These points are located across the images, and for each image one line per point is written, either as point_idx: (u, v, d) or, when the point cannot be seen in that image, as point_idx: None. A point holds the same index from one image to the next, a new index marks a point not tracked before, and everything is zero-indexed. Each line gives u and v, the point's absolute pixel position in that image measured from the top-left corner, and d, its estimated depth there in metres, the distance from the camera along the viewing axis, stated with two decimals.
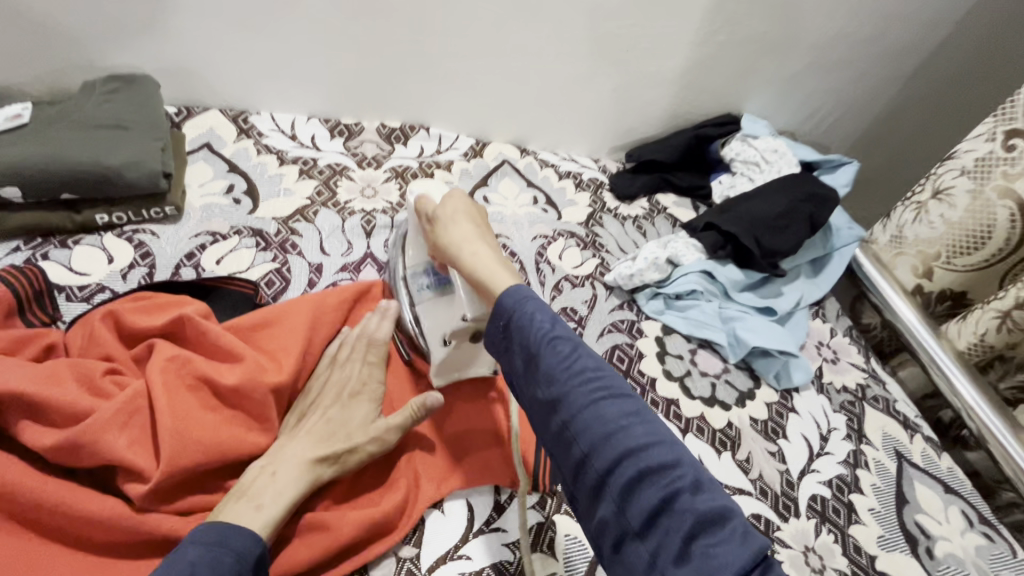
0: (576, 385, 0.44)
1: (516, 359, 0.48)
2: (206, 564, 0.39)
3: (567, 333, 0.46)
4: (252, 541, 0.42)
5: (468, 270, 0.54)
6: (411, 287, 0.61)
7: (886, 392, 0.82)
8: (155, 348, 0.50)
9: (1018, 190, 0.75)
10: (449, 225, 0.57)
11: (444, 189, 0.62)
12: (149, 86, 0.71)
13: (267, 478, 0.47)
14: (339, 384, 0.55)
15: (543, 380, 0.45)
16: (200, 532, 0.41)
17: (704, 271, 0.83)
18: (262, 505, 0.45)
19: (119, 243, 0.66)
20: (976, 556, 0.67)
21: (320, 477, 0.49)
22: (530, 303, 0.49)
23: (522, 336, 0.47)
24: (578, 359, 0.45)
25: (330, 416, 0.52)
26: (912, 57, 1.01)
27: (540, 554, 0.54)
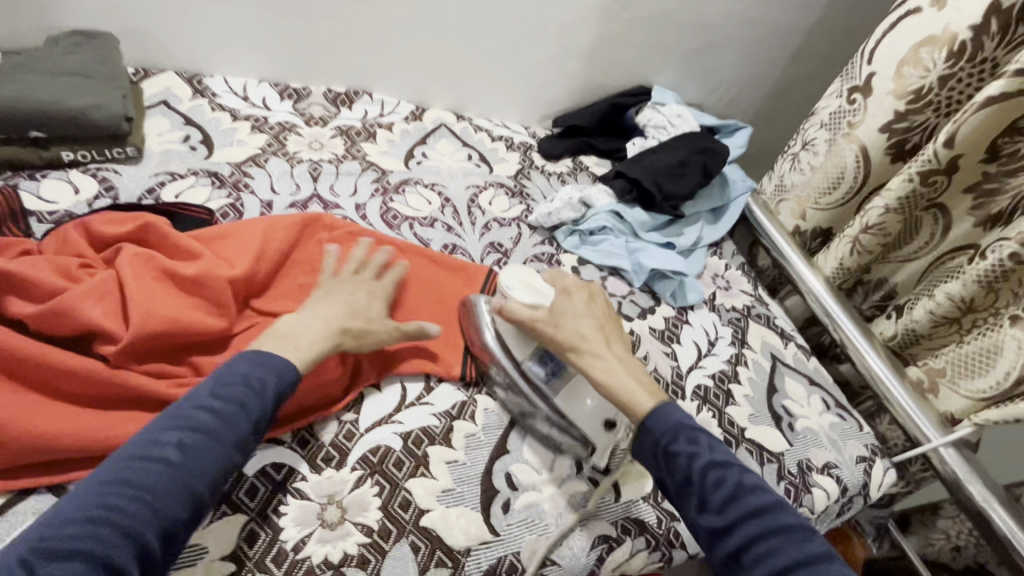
0: (745, 512, 0.49)
1: (672, 483, 0.53)
2: (257, 376, 0.50)
3: (723, 458, 0.53)
4: (289, 368, 0.53)
5: (613, 381, 0.59)
6: (535, 381, 0.62)
7: (768, 311, 0.97)
8: (124, 247, 0.58)
9: (860, 135, 0.89)
10: (574, 333, 0.62)
11: (534, 280, 0.66)
12: (110, 43, 0.79)
13: (300, 331, 0.57)
14: (356, 282, 0.65)
15: (707, 507, 0.51)
16: (252, 353, 0.53)
17: (614, 211, 0.96)
18: (297, 346, 0.55)
19: (85, 178, 0.73)
20: (830, 429, 0.81)
21: (341, 342, 0.59)
22: (679, 427, 0.55)
23: (677, 464, 0.53)
24: (742, 491, 0.50)
25: (353, 297, 0.63)
26: (794, 37, 1.18)
27: (462, 420, 0.64)
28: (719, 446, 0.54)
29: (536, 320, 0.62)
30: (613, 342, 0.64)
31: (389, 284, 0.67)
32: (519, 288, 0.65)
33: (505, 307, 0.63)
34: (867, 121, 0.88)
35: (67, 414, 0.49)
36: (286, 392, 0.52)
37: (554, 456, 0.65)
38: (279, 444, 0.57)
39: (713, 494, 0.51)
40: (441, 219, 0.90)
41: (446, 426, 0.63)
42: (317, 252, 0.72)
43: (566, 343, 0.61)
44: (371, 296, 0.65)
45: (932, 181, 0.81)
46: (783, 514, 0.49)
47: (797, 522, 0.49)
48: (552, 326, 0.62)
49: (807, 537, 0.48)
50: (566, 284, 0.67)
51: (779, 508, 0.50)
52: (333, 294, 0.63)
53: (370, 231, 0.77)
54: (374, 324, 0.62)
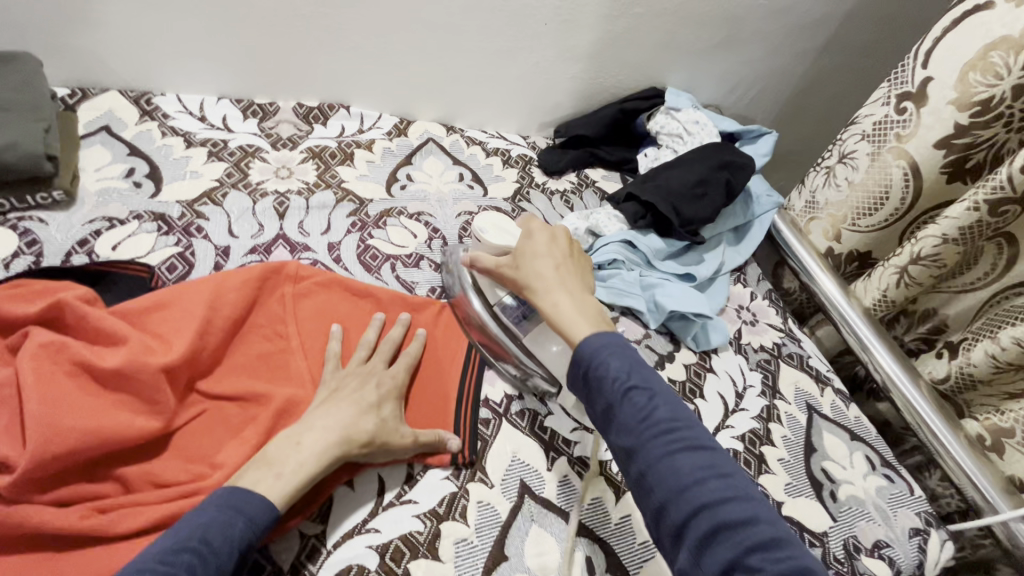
0: (652, 436, 0.45)
1: (591, 404, 0.49)
2: (218, 526, 0.42)
3: (645, 380, 0.48)
4: (265, 509, 0.44)
5: (551, 316, 0.55)
6: (507, 319, 0.64)
7: (800, 349, 0.86)
8: (29, 335, 0.47)
9: (911, 151, 0.77)
10: (531, 271, 0.58)
11: (508, 229, 0.66)
12: (32, 65, 0.67)
13: (293, 446, 0.49)
14: (364, 375, 0.57)
15: (621, 428, 0.46)
16: (217, 496, 0.44)
17: (625, 240, 0.84)
18: (281, 474, 0.47)
19: (3, 232, 0.62)
20: (877, 496, 0.71)
21: (345, 456, 0.50)
22: (615, 352, 0.49)
23: (597, 386, 0.49)
24: (655, 409, 0.46)
25: (359, 394, 0.54)
26: (826, 29, 1.04)
27: (450, 521, 0.54)
28: (646, 366, 0.49)
29: (500, 264, 0.62)
30: (577, 278, 0.58)
31: (400, 373, 0.59)
32: (491, 232, 0.65)
33: (476, 259, 0.64)
34: (919, 134, 0.76)
35: None
36: (254, 541, 0.43)
37: (561, 561, 0.55)
38: None
39: (626, 412, 0.46)
40: (428, 257, 0.79)
41: (431, 531, 0.53)
42: (281, 314, 0.61)
43: (521, 280, 0.59)
44: (381, 390, 0.56)
45: (1003, 211, 0.69)
46: (693, 432, 0.45)
47: (706, 442, 0.45)
48: (513, 266, 0.60)
49: (716, 457, 0.44)
50: (532, 226, 0.62)
51: (690, 427, 0.46)
52: (341, 394, 0.54)
53: (343, 279, 0.66)
54: (386, 425, 0.53)
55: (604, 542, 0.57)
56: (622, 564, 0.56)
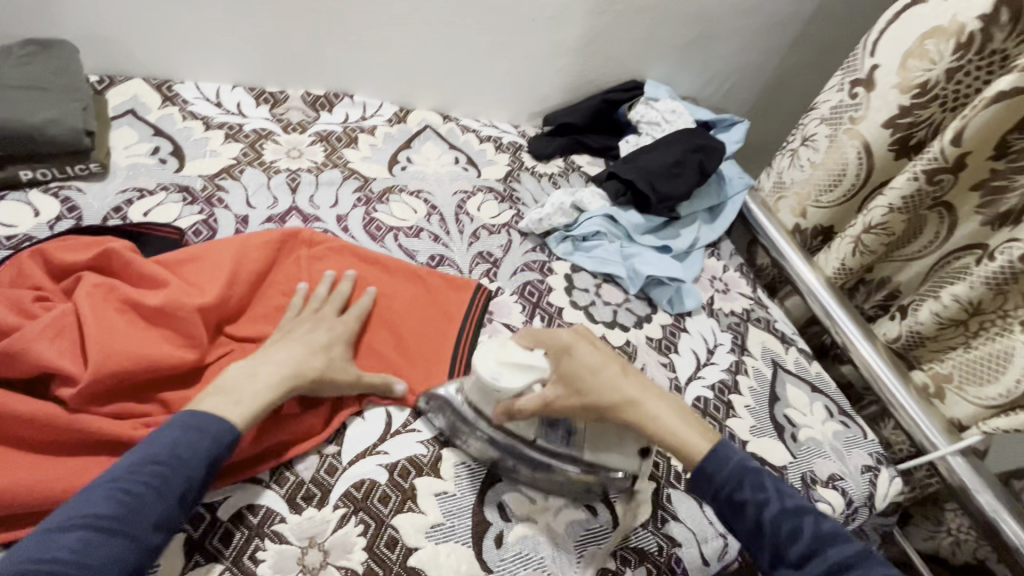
0: (829, 573, 0.45)
1: (739, 531, 0.50)
2: (184, 443, 0.46)
3: (795, 505, 0.50)
4: (227, 430, 0.49)
5: (660, 437, 0.55)
6: (558, 447, 0.57)
7: (768, 314, 0.94)
8: (82, 277, 0.54)
9: (863, 131, 0.86)
10: (604, 390, 0.55)
11: (515, 350, 0.56)
12: (69, 51, 0.75)
13: (250, 377, 0.54)
14: (315, 322, 0.62)
15: (784, 559, 0.47)
16: (181, 418, 0.48)
17: (608, 215, 0.92)
18: (239, 401, 0.51)
19: (46, 199, 0.69)
20: (834, 438, 0.79)
21: (295, 388, 0.55)
22: (746, 473, 0.51)
23: (745, 512, 0.50)
24: (822, 544, 0.47)
25: (310, 336, 0.60)
26: (791, 27, 1.14)
27: (451, 447, 0.61)
28: (786, 489, 0.51)
29: (552, 400, 0.55)
30: (637, 375, 0.58)
31: (351, 321, 0.65)
32: (506, 373, 0.55)
33: (514, 407, 0.55)
34: (869, 116, 0.85)
35: (21, 464, 0.46)
36: (220, 459, 0.48)
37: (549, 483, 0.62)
38: (257, 482, 0.54)
39: (792, 547, 0.47)
40: (428, 229, 0.86)
41: (434, 454, 0.60)
42: (298, 273, 0.69)
43: (601, 405, 0.55)
44: (332, 335, 0.62)
45: (938, 180, 0.77)
46: (869, 568, 0.46)
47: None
48: (577, 395, 0.55)
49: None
50: (561, 339, 0.58)
51: (863, 559, 0.46)
52: (292, 338, 0.59)
53: (355, 247, 0.73)
54: (333, 366, 0.59)
55: None
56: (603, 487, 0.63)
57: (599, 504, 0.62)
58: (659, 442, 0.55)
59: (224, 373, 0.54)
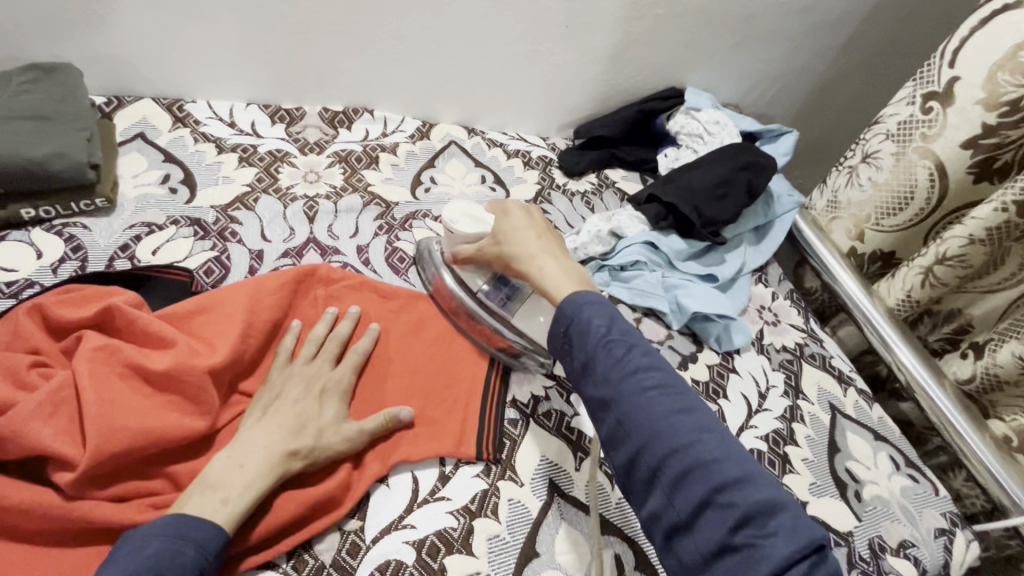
0: (628, 386, 0.47)
1: (570, 363, 0.52)
2: (168, 555, 0.41)
3: (620, 332, 0.50)
4: (216, 536, 0.43)
5: (537, 283, 0.58)
6: (493, 301, 0.67)
7: (823, 349, 0.86)
8: (83, 338, 0.49)
9: (937, 150, 0.77)
10: (512, 244, 0.61)
11: (477, 209, 0.68)
12: (73, 75, 0.70)
13: (237, 470, 0.47)
14: (308, 377, 0.57)
15: (595, 377, 0.49)
16: (162, 525, 0.42)
17: (647, 242, 0.85)
18: (228, 498, 0.46)
19: (50, 239, 0.65)
20: (902, 496, 0.71)
21: (288, 471, 0.49)
22: (587, 305, 0.52)
23: (573, 344, 0.51)
24: (631, 360, 0.48)
25: (301, 405, 0.53)
26: (847, 28, 1.04)
27: (483, 518, 0.56)
28: (616, 318, 0.51)
29: (482, 248, 0.65)
30: (558, 249, 0.62)
31: (347, 376, 0.59)
32: (463, 221, 0.67)
33: (457, 252, 0.67)
34: (946, 134, 0.76)
35: (16, 561, 0.42)
36: (209, 567, 0.42)
37: (592, 558, 0.56)
38: (273, 568, 0.50)
39: (600, 364, 0.48)
40: None
41: (465, 528, 0.54)
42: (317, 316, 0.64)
43: (507, 256, 0.62)
44: (324, 394, 0.56)
45: None
46: (665, 380, 0.47)
47: (676, 389, 0.47)
48: (495, 245, 0.63)
49: (683, 400, 0.46)
50: (505, 204, 0.64)
51: (659, 374, 0.47)
52: (282, 402, 0.53)
53: (377, 284, 0.68)
54: (325, 434, 0.53)
55: (629, 539, 0.58)
56: (650, 561, 0.57)
57: None
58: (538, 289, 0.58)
59: (207, 466, 0.48)
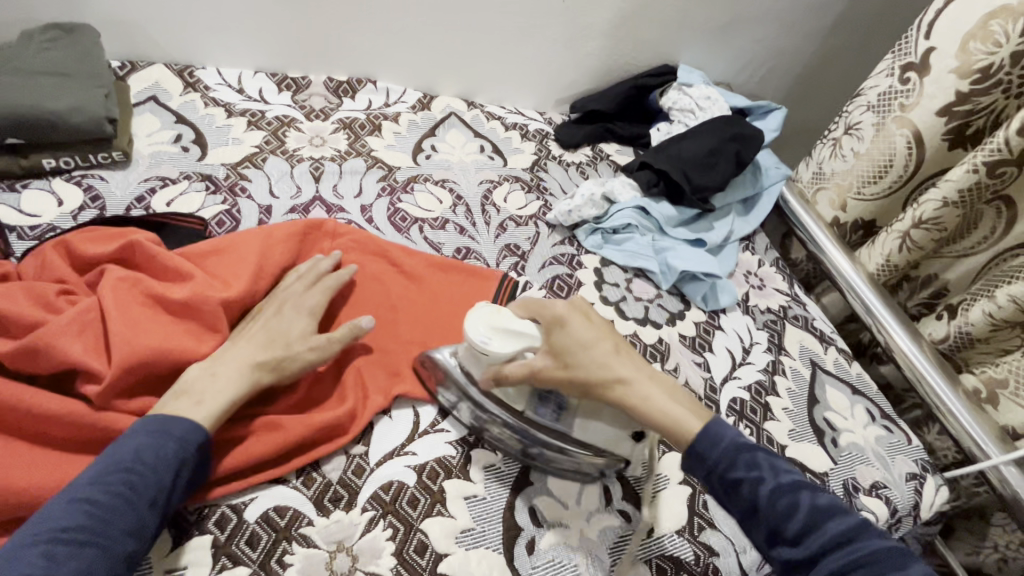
0: (830, 547, 0.44)
1: (735, 509, 0.49)
2: (150, 448, 0.44)
3: (790, 480, 0.48)
4: (193, 431, 0.46)
5: (645, 413, 0.53)
6: (547, 421, 0.57)
7: (805, 312, 0.90)
8: (107, 270, 0.53)
9: (914, 119, 0.81)
10: (591, 365, 0.54)
11: (510, 317, 0.57)
12: (90, 35, 0.73)
13: (208, 378, 0.50)
14: (283, 300, 0.59)
15: (782, 537, 0.46)
16: (144, 422, 0.45)
17: (639, 207, 0.89)
18: (201, 401, 0.48)
19: (70, 188, 0.68)
20: (877, 443, 0.75)
21: (259, 382, 0.52)
22: (736, 448, 0.50)
23: (740, 491, 0.48)
24: (818, 516, 0.45)
25: (272, 324, 0.56)
26: (834, 7, 1.08)
27: (481, 448, 0.59)
28: (780, 464, 0.49)
29: (540, 371, 0.54)
30: (632, 356, 0.57)
31: (318, 299, 0.60)
32: (495, 338, 0.55)
33: (503, 372, 0.55)
34: (923, 103, 0.80)
35: (48, 464, 0.45)
36: (190, 459, 0.46)
37: (582, 488, 0.59)
38: (284, 483, 0.53)
39: (788, 523, 0.46)
40: (453, 220, 0.83)
41: (463, 456, 0.58)
42: None
43: (589, 380, 0.54)
44: (296, 315, 0.58)
45: (1000, 173, 0.73)
46: (870, 539, 0.44)
47: (889, 547, 0.44)
48: (564, 370, 0.54)
49: (902, 562, 0.43)
50: (554, 311, 0.57)
51: (864, 532, 0.45)
52: (256, 323, 0.56)
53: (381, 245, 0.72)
54: (295, 348, 0.55)
55: (617, 472, 0.62)
56: (635, 491, 0.61)
57: (630, 507, 0.59)
58: (646, 418, 0.53)
59: (185, 374, 0.50)
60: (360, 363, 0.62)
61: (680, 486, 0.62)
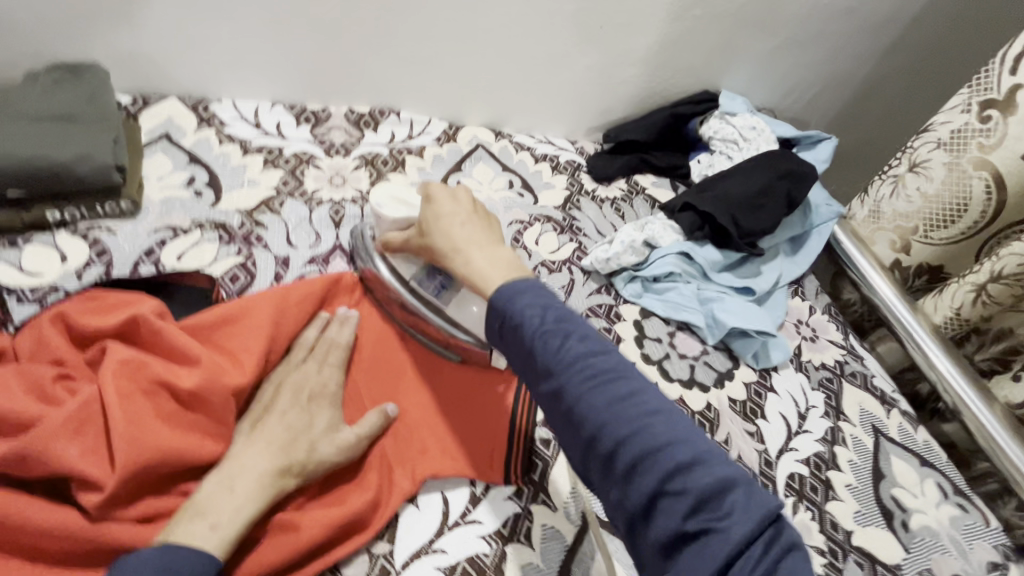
0: (575, 373, 0.42)
1: (511, 352, 0.46)
2: None
3: (560, 316, 0.45)
4: (209, 565, 0.42)
5: (463, 274, 0.52)
6: (423, 290, 0.60)
7: (864, 367, 0.82)
8: (108, 351, 0.48)
9: (995, 161, 0.73)
10: (437, 231, 0.55)
11: (409, 193, 0.62)
12: (98, 73, 0.68)
13: (226, 494, 0.46)
14: (298, 385, 0.55)
15: (540, 372, 0.43)
16: (155, 554, 0.41)
17: (682, 252, 0.82)
18: (217, 525, 0.44)
19: (74, 242, 0.64)
20: (951, 526, 0.68)
21: (281, 492, 0.48)
22: (534, 292, 0.47)
23: (512, 331, 0.45)
24: (572, 346, 0.43)
25: (290, 419, 0.52)
26: (892, 30, 1.00)
27: (518, 544, 0.53)
28: (557, 303, 0.46)
29: (408, 238, 0.58)
30: (488, 233, 0.55)
31: (332, 381, 0.56)
32: (390, 207, 0.61)
33: (388, 241, 0.61)
34: (1005, 145, 0.72)
35: None
36: None
37: None
38: None
39: (547, 356, 0.43)
40: None
41: (497, 554, 0.52)
42: None
43: (433, 246, 0.55)
44: (315, 400, 0.54)
45: None
46: (610, 364, 0.43)
47: (624, 372, 0.43)
48: (421, 235, 0.57)
49: (626, 383, 0.42)
50: (428, 188, 0.58)
51: (603, 360, 0.43)
52: (270, 416, 0.52)
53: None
54: (319, 446, 0.51)
55: None
56: None
57: None
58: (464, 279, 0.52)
59: (199, 489, 0.46)
60: (385, 445, 0.56)
61: None
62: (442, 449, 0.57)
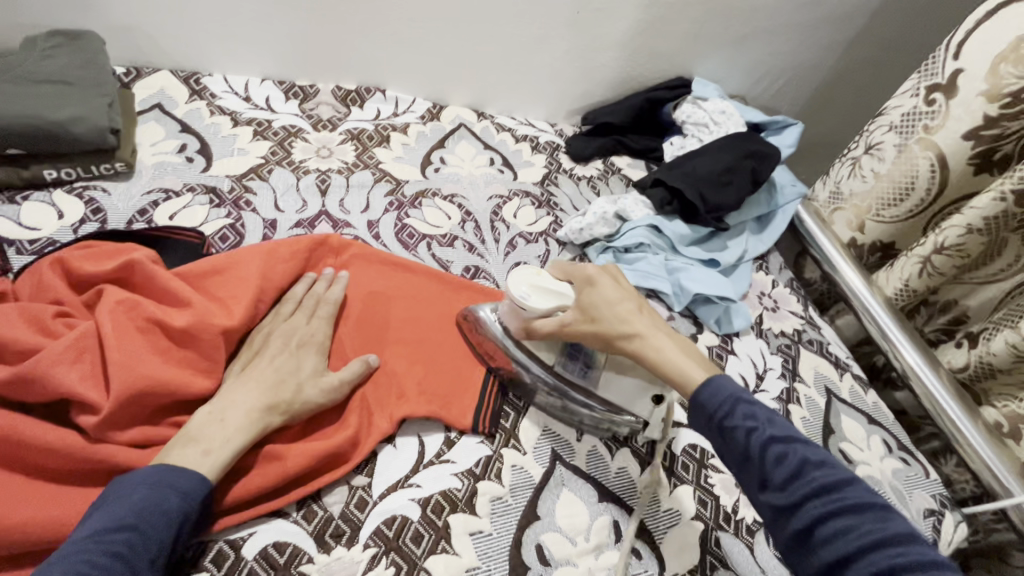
0: (816, 494, 0.42)
1: (729, 458, 0.47)
2: (151, 502, 0.43)
3: (787, 432, 0.45)
4: (199, 484, 0.45)
5: (654, 365, 0.53)
6: (568, 374, 0.61)
7: (820, 336, 0.87)
8: (105, 291, 0.51)
9: (939, 142, 0.79)
10: (612, 319, 0.54)
11: (542, 276, 0.59)
12: (94, 41, 0.71)
13: (216, 424, 0.49)
14: (287, 334, 0.58)
15: (769, 484, 0.44)
16: (148, 472, 0.44)
17: (651, 225, 0.86)
18: (209, 450, 0.47)
19: (70, 200, 0.67)
20: (893, 477, 0.73)
21: (268, 427, 0.51)
22: (738, 398, 0.48)
23: (734, 439, 0.47)
24: (808, 466, 0.43)
25: (279, 362, 0.55)
26: (854, 22, 1.06)
27: (488, 481, 0.57)
28: (781, 419, 0.47)
29: (565, 324, 0.57)
30: (655, 315, 0.57)
31: (320, 332, 0.60)
32: (534, 295, 0.58)
33: (533, 328, 0.59)
34: (947, 126, 0.78)
35: (42, 496, 0.44)
36: (192, 513, 0.44)
37: (590, 523, 0.57)
38: (283, 517, 0.51)
39: (776, 471, 0.44)
40: (462, 237, 0.82)
41: (468, 489, 0.56)
42: None
43: (607, 333, 0.55)
44: (305, 348, 0.58)
45: None
46: (856, 491, 0.42)
47: (878, 503, 0.41)
48: (586, 322, 0.56)
49: (883, 516, 0.40)
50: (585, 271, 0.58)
51: (849, 485, 0.42)
52: (260, 359, 0.55)
53: (438, 274, 0.71)
54: (305, 389, 0.54)
55: (629, 506, 0.59)
56: (648, 528, 0.58)
57: (641, 546, 0.57)
58: (655, 371, 0.53)
59: (190, 418, 0.49)
60: (366, 391, 0.59)
61: (692, 523, 0.59)
62: (423, 397, 0.61)
